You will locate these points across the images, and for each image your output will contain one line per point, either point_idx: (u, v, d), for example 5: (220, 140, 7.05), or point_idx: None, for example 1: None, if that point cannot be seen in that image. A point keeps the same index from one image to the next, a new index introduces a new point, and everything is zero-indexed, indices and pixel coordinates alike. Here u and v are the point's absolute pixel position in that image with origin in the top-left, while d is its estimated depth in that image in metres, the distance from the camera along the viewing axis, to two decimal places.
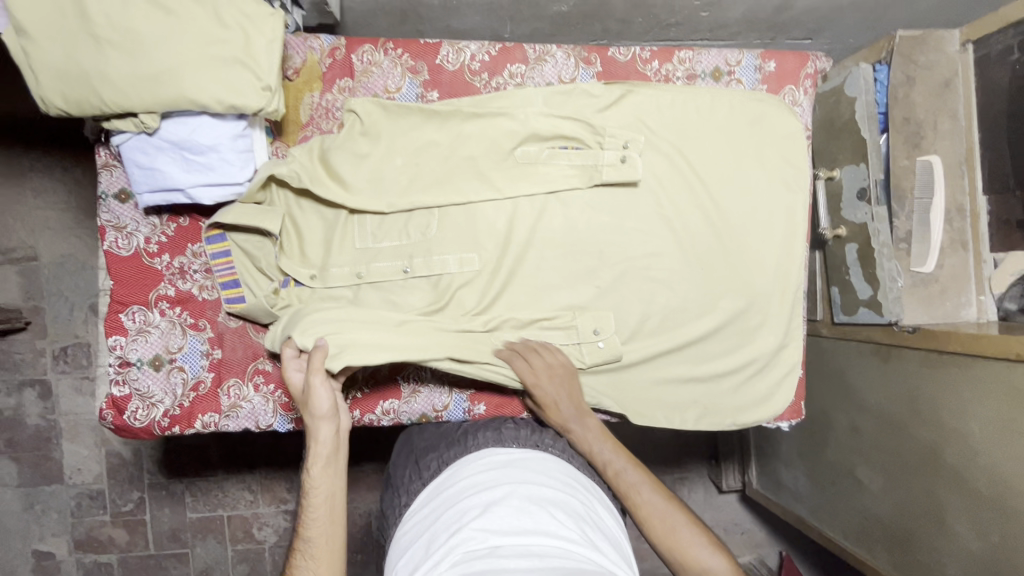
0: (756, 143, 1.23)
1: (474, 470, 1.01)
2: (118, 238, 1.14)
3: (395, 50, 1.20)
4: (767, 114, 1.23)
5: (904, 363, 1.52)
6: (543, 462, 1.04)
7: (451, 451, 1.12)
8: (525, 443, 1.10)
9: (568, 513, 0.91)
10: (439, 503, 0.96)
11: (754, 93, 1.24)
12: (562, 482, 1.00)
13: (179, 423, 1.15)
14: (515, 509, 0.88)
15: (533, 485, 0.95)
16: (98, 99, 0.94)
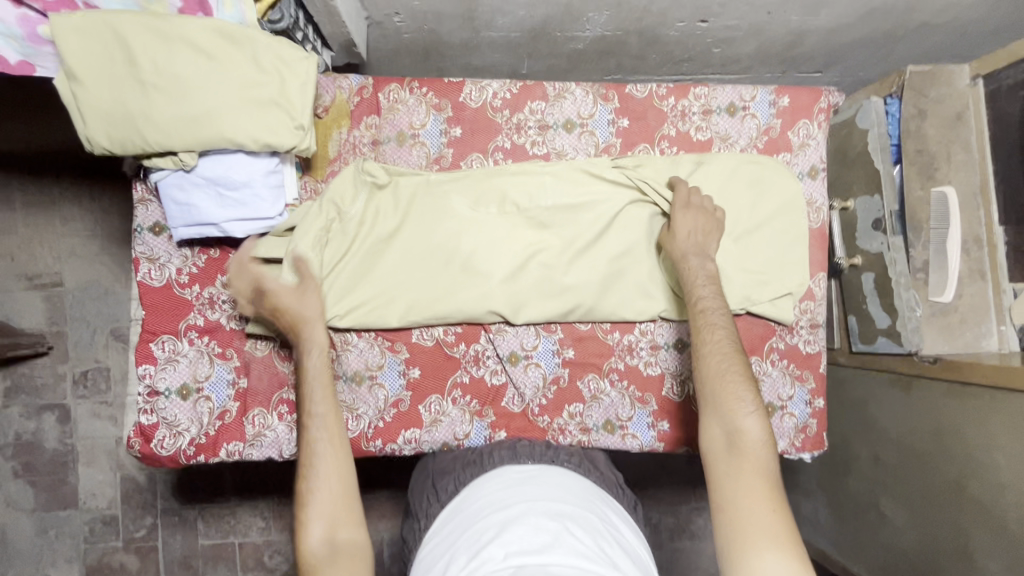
0: (756, 208, 1.27)
1: (492, 488, 1.02)
2: (151, 269, 1.17)
3: (419, 88, 1.25)
4: (767, 181, 1.27)
5: (926, 393, 1.51)
6: (560, 478, 1.04)
7: (467, 472, 1.11)
8: (541, 459, 1.11)
9: (587, 530, 0.90)
10: (461, 522, 0.97)
11: (751, 156, 1.27)
12: (580, 498, 1.00)
13: (205, 452, 1.17)
14: (534, 527, 0.89)
15: (552, 502, 0.96)
16: (141, 139, 0.99)
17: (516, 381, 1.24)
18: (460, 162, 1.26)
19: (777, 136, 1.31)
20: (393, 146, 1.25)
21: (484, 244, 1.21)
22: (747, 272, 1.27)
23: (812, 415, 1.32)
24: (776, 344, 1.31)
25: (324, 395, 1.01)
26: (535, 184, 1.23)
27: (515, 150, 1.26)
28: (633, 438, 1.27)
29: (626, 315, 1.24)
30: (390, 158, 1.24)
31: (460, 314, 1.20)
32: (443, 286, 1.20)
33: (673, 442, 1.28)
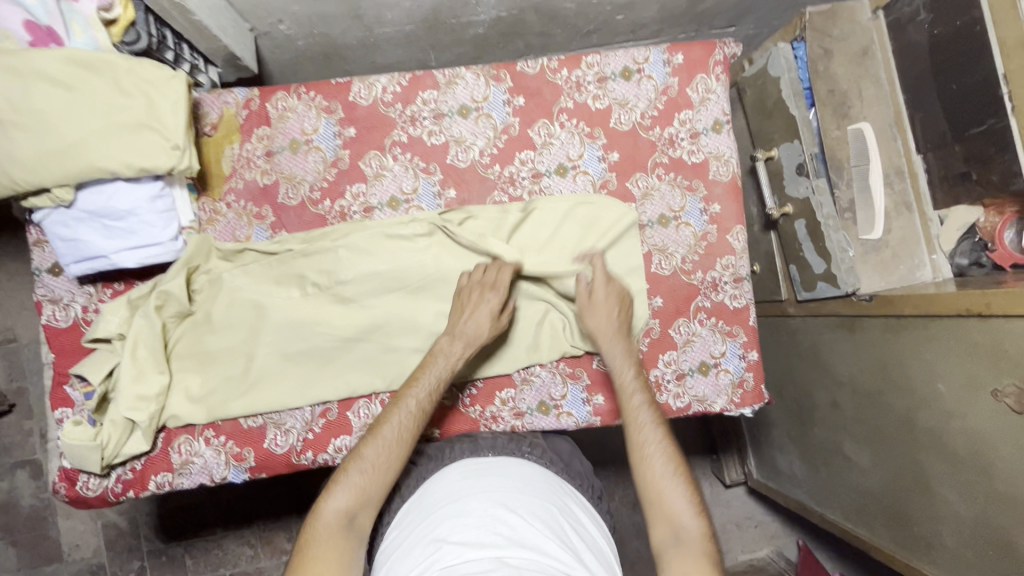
0: (591, 246, 1.26)
1: (452, 480, 1.05)
2: (56, 311, 1.15)
3: (307, 93, 1.23)
4: (599, 217, 1.26)
5: (867, 332, 1.50)
6: (521, 469, 1.07)
7: (428, 466, 1.12)
8: (503, 450, 1.13)
9: (544, 521, 0.95)
10: (420, 514, 1.00)
11: (584, 196, 1.26)
12: (539, 487, 1.04)
13: (133, 487, 1.16)
14: (492, 521, 0.92)
15: (509, 493, 0.99)
16: (9, 179, 0.97)
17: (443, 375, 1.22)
18: (359, 163, 1.24)
19: (676, 94, 1.29)
20: (287, 154, 1.22)
21: (342, 291, 1.20)
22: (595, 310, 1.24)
23: (747, 367, 1.31)
24: (702, 303, 1.29)
25: (428, 392, 1.08)
26: (365, 241, 1.19)
27: (414, 143, 1.25)
28: (568, 415, 1.25)
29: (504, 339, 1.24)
30: (286, 168, 1.22)
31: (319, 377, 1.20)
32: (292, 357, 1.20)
33: (610, 414, 1.27)
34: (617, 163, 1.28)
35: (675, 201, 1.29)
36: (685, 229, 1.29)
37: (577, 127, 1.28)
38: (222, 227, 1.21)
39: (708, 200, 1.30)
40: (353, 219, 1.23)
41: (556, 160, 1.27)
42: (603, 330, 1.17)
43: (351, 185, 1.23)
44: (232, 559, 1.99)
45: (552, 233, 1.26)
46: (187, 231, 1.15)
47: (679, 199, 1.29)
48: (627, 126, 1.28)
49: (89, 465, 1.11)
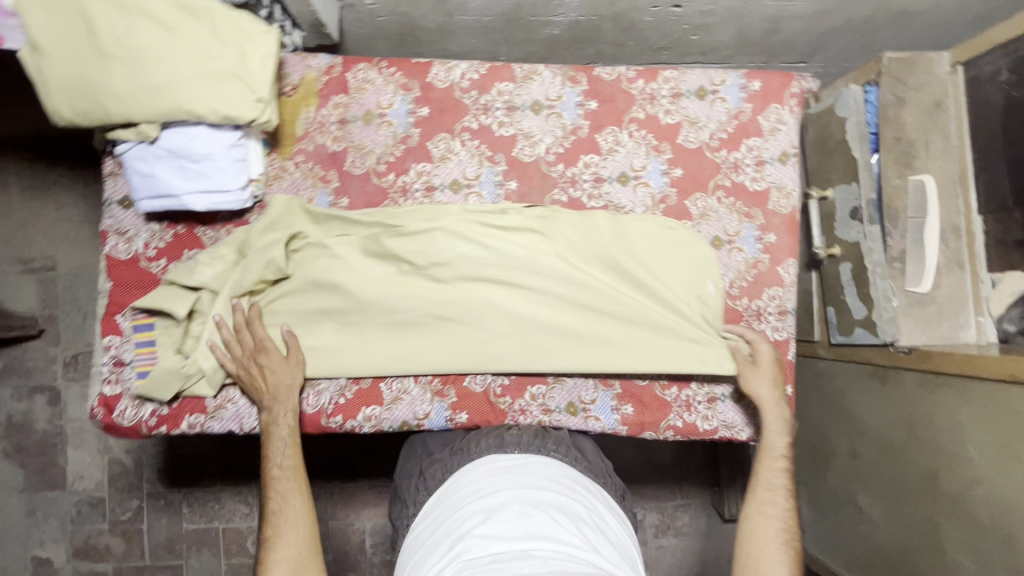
0: (662, 277, 1.26)
1: (478, 476, 1.09)
2: (119, 243, 1.20)
3: (388, 69, 1.26)
4: (680, 247, 1.27)
5: (901, 385, 1.48)
6: (546, 467, 1.10)
7: (455, 460, 1.16)
8: (527, 448, 1.15)
9: (569, 516, 1.00)
10: (446, 507, 1.05)
11: (667, 222, 1.27)
12: (563, 484, 1.08)
13: (166, 423, 1.18)
14: (517, 515, 0.97)
15: (535, 488, 1.04)
16: (102, 110, 1.00)
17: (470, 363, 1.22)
18: (427, 142, 1.26)
19: (747, 120, 1.30)
20: (360, 125, 1.25)
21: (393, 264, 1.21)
22: (647, 322, 1.25)
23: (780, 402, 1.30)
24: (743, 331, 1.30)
25: (291, 450, 1.12)
26: (432, 210, 1.22)
27: (482, 131, 1.27)
28: (595, 420, 1.26)
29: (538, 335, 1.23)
30: (357, 138, 1.25)
31: (362, 343, 1.21)
32: (339, 322, 1.22)
33: (637, 425, 1.27)
34: (679, 179, 1.29)
35: (731, 225, 1.30)
36: (737, 253, 1.30)
37: (644, 138, 1.29)
38: (287, 185, 1.23)
39: (764, 228, 1.30)
40: (414, 195, 1.25)
41: (619, 168, 1.29)
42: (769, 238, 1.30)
43: (416, 164, 1.26)
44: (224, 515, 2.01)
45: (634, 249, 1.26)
46: (254, 184, 1.17)
47: (735, 223, 1.30)
48: (694, 144, 1.29)
49: (161, 394, 1.15)
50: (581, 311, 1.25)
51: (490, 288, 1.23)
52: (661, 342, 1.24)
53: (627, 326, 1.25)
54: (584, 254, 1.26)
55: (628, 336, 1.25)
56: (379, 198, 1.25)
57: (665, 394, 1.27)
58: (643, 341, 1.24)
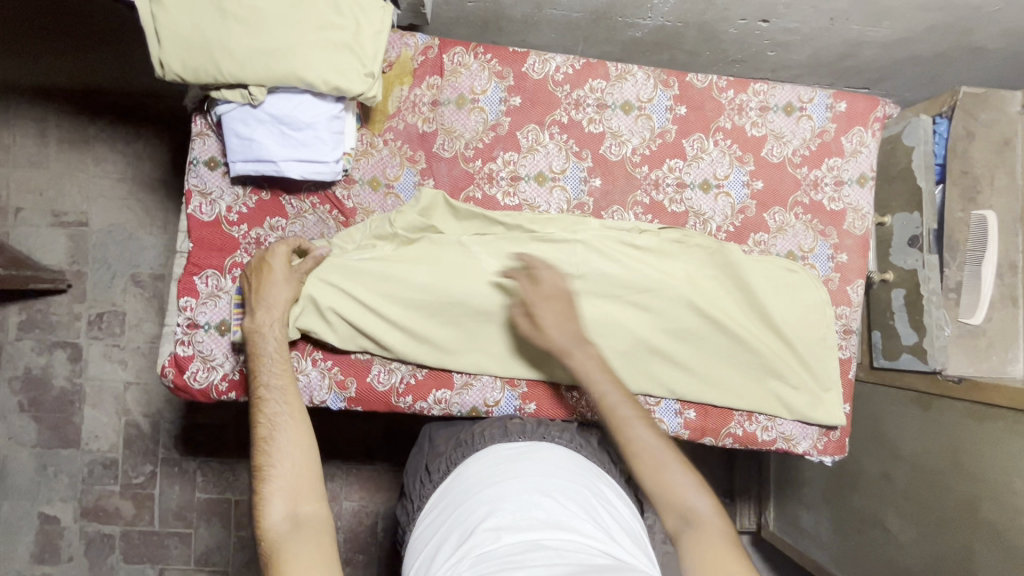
0: (787, 316, 1.27)
1: (484, 465, 1.04)
2: (202, 203, 1.18)
3: (484, 54, 1.26)
4: (805, 290, 1.28)
5: (945, 413, 1.50)
6: (553, 455, 1.07)
7: (460, 452, 1.12)
8: (531, 435, 1.12)
9: (579, 504, 0.95)
10: (451, 500, 1.00)
11: (792, 264, 1.29)
12: (573, 472, 1.03)
13: (236, 389, 1.17)
14: (528, 506, 0.92)
15: (543, 478, 0.99)
16: (215, 68, 0.99)
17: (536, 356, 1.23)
18: (517, 132, 1.26)
19: (831, 139, 1.31)
20: (452, 108, 1.25)
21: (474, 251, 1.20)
22: (742, 347, 1.26)
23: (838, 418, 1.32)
24: None
25: (281, 373, 1.00)
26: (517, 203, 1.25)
27: (572, 126, 1.27)
28: (660, 422, 1.27)
29: (608, 336, 1.22)
30: (448, 120, 1.25)
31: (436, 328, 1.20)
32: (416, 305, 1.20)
33: (700, 430, 1.29)
34: (760, 192, 1.31)
35: (806, 241, 1.32)
36: (810, 270, 1.31)
37: (730, 148, 1.30)
38: (374, 161, 1.23)
39: (837, 248, 1.32)
40: (500, 183, 1.25)
41: (702, 175, 1.30)
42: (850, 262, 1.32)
43: (504, 152, 1.26)
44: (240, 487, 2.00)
45: (738, 274, 1.26)
46: (346, 157, 1.16)
47: (811, 240, 1.31)
48: (777, 158, 1.31)
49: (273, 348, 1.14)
50: (665, 313, 1.24)
51: (568, 283, 1.22)
52: (753, 368, 1.27)
53: (721, 347, 1.26)
54: (670, 258, 1.26)
55: (713, 353, 1.27)
56: (466, 185, 1.25)
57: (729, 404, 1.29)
58: (733, 363, 1.27)
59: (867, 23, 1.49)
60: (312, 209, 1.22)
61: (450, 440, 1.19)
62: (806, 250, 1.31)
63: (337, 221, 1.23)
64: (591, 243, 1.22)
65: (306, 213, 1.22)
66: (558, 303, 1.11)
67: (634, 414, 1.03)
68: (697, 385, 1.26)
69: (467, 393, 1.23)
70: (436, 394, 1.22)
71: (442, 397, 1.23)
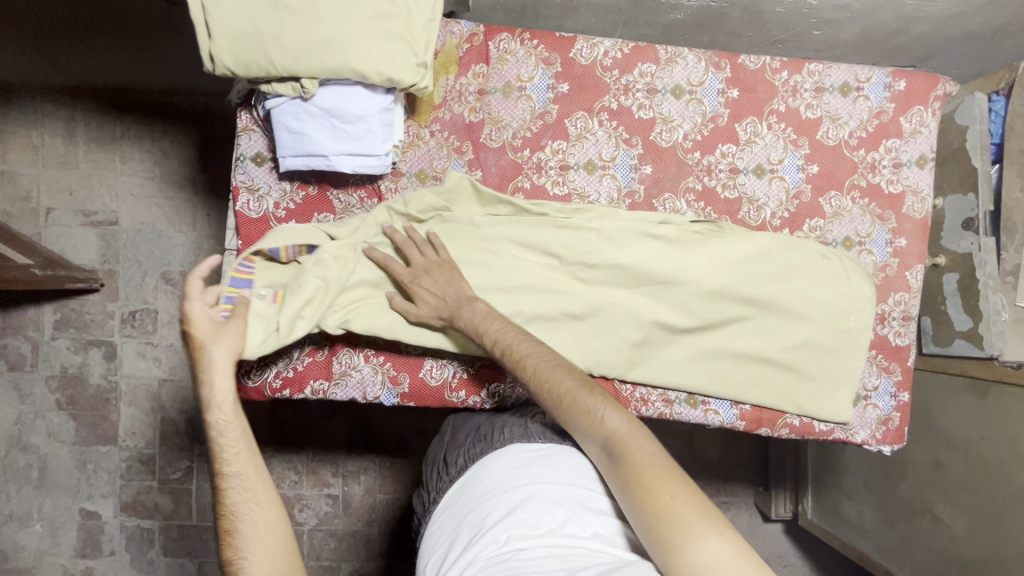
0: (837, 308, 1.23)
1: (501, 465, 1.02)
2: (250, 200, 1.17)
3: (531, 41, 1.22)
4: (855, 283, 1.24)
5: (1003, 401, 1.46)
6: (573, 459, 1.01)
7: (477, 447, 1.11)
8: (552, 436, 1.06)
9: (594, 513, 0.93)
10: (467, 499, 1.00)
11: (839, 251, 1.24)
12: (593, 478, 0.99)
13: (291, 386, 1.17)
14: (539, 513, 0.91)
15: (561, 484, 0.96)
16: (268, 62, 0.97)
17: (583, 347, 1.21)
18: (565, 120, 1.23)
19: (888, 120, 1.27)
20: (499, 97, 1.22)
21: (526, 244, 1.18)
22: (798, 338, 1.23)
23: (896, 408, 1.29)
24: None
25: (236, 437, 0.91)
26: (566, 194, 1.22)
27: (621, 112, 1.24)
28: (715, 414, 1.25)
29: (659, 326, 1.21)
30: (495, 110, 1.22)
31: None
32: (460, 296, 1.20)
33: (756, 421, 1.26)
34: (815, 176, 1.27)
35: (864, 226, 1.28)
36: (867, 256, 1.28)
37: (784, 131, 1.26)
38: (421, 154, 1.21)
39: (896, 232, 1.28)
40: (549, 173, 1.23)
41: (756, 160, 1.26)
42: (910, 242, 1.28)
43: (553, 141, 1.23)
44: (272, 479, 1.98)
45: (784, 267, 1.21)
46: (395, 149, 1.14)
47: (868, 225, 1.28)
48: (833, 141, 1.27)
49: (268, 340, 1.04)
50: (701, 302, 1.21)
51: (576, 270, 1.19)
52: (817, 356, 1.23)
53: (780, 338, 1.24)
54: (697, 247, 1.19)
55: (770, 341, 1.24)
56: (516, 176, 1.23)
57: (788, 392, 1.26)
58: (795, 352, 1.23)
59: None
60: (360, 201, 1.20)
61: (472, 428, 1.18)
62: (863, 235, 1.28)
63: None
64: (604, 230, 1.18)
65: (353, 206, 1.20)
66: (442, 272, 1.11)
67: (542, 359, 1.02)
68: (751, 373, 1.23)
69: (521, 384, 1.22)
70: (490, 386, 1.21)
71: (495, 390, 1.22)
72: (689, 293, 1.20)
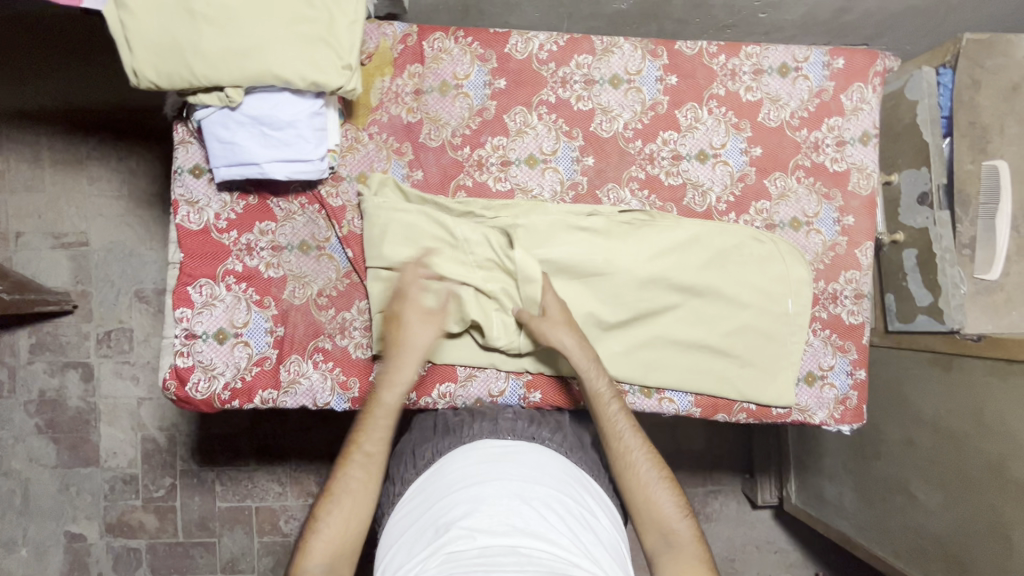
0: (774, 291, 1.23)
1: (467, 461, 1.01)
2: (190, 212, 1.16)
3: (464, 38, 1.22)
4: (786, 270, 1.24)
5: (966, 372, 1.45)
6: (541, 457, 1.03)
7: (446, 440, 1.09)
8: (522, 434, 1.08)
9: (560, 514, 0.93)
10: (430, 495, 0.97)
11: (766, 234, 1.25)
12: (557, 479, 1.00)
13: (240, 397, 1.16)
14: (505, 509, 0.90)
15: (527, 483, 0.96)
16: (189, 72, 0.97)
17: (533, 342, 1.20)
18: (504, 116, 1.23)
19: (829, 99, 1.27)
20: (436, 96, 1.22)
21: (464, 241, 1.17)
22: (735, 323, 1.23)
23: (853, 386, 1.29)
24: (819, 314, 1.28)
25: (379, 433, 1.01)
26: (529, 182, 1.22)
27: (560, 105, 1.23)
28: (670, 401, 1.25)
29: (608, 318, 1.19)
30: (432, 109, 1.22)
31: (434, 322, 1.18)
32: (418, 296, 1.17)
33: (712, 407, 1.26)
34: (759, 159, 1.26)
35: (810, 206, 1.27)
36: (815, 235, 1.27)
37: (725, 115, 1.26)
38: (360, 157, 1.20)
39: (843, 210, 1.28)
40: (490, 170, 1.22)
41: (699, 146, 1.26)
42: (857, 217, 1.28)
43: (492, 137, 1.23)
44: (257, 491, 1.99)
45: (715, 253, 1.22)
46: (331, 154, 1.14)
47: (815, 204, 1.27)
48: (775, 123, 1.27)
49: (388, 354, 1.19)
50: (634, 292, 1.20)
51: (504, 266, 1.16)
52: (758, 340, 1.24)
53: (734, 322, 1.23)
54: (626, 238, 1.19)
55: (722, 326, 1.23)
56: (458, 174, 1.22)
57: None
58: (735, 337, 1.23)
59: None
60: (300, 206, 1.20)
61: (434, 423, 1.17)
62: (809, 215, 1.27)
63: (326, 220, 1.21)
64: (532, 226, 1.18)
65: (294, 214, 1.20)
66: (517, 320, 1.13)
67: (618, 411, 1.05)
68: (703, 359, 1.23)
69: (471, 382, 1.22)
70: (439, 386, 1.21)
71: (446, 390, 1.22)
72: (630, 282, 1.19)
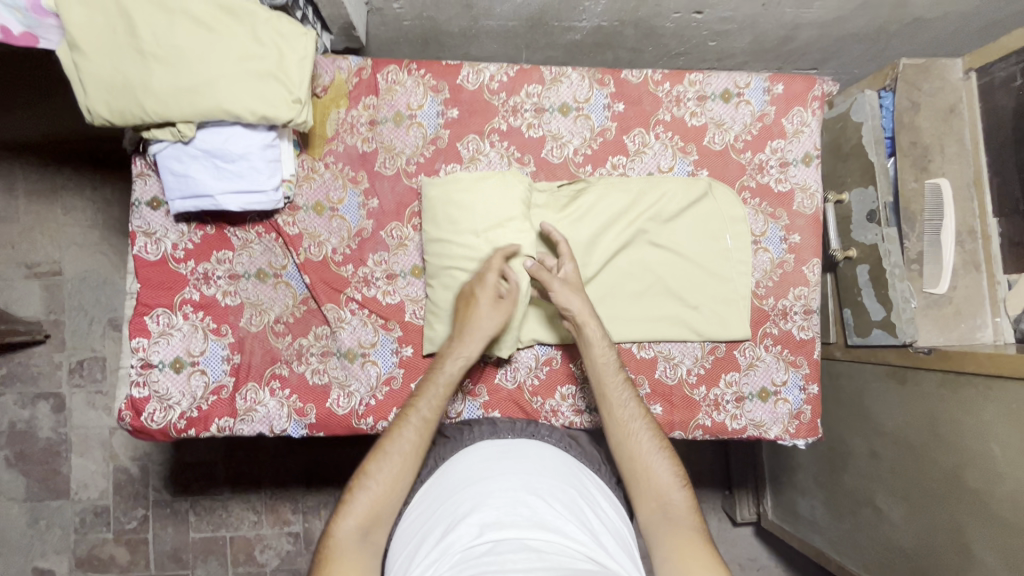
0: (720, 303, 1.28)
1: (473, 460, 1.02)
2: (147, 243, 1.18)
3: (417, 70, 1.26)
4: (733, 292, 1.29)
5: (920, 385, 1.47)
6: (543, 452, 1.05)
7: (446, 446, 1.10)
8: (519, 433, 1.10)
9: (565, 504, 0.93)
10: (438, 495, 0.97)
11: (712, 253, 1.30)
12: (558, 471, 1.01)
13: (196, 425, 1.16)
14: (512, 502, 0.91)
15: (531, 476, 0.97)
16: (141, 108, 1.00)
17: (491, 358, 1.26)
18: (457, 144, 1.27)
19: (771, 122, 1.32)
20: (390, 126, 1.26)
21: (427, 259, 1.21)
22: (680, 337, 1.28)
23: (806, 400, 1.31)
24: (770, 329, 1.32)
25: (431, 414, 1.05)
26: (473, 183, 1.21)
27: (511, 133, 1.28)
28: None
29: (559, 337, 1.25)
30: (387, 138, 1.26)
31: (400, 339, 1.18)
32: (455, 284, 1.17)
33: (666, 425, 1.27)
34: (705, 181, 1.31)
35: (757, 225, 1.32)
36: (763, 254, 1.32)
37: (672, 140, 1.31)
38: (316, 186, 1.23)
39: (789, 229, 1.32)
40: None
41: (647, 169, 1.30)
42: (803, 233, 1.32)
43: (446, 164, 1.26)
44: (229, 521, 1.96)
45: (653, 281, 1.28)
46: (286, 184, 1.18)
47: (761, 224, 1.32)
48: (720, 146, 1.31)
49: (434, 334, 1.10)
50: None
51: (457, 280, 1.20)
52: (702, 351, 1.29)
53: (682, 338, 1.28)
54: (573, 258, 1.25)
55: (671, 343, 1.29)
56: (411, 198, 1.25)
57: (693, 394, 1.28)
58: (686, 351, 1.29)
59: (801, 5, 1.49)
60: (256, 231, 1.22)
61: None
62: (757, 234, 1.32)
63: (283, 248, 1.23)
64: None
65: (251, 242, 1.22)
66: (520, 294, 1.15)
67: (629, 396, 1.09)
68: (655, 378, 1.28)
69: None
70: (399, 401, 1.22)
71: None
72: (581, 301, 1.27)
